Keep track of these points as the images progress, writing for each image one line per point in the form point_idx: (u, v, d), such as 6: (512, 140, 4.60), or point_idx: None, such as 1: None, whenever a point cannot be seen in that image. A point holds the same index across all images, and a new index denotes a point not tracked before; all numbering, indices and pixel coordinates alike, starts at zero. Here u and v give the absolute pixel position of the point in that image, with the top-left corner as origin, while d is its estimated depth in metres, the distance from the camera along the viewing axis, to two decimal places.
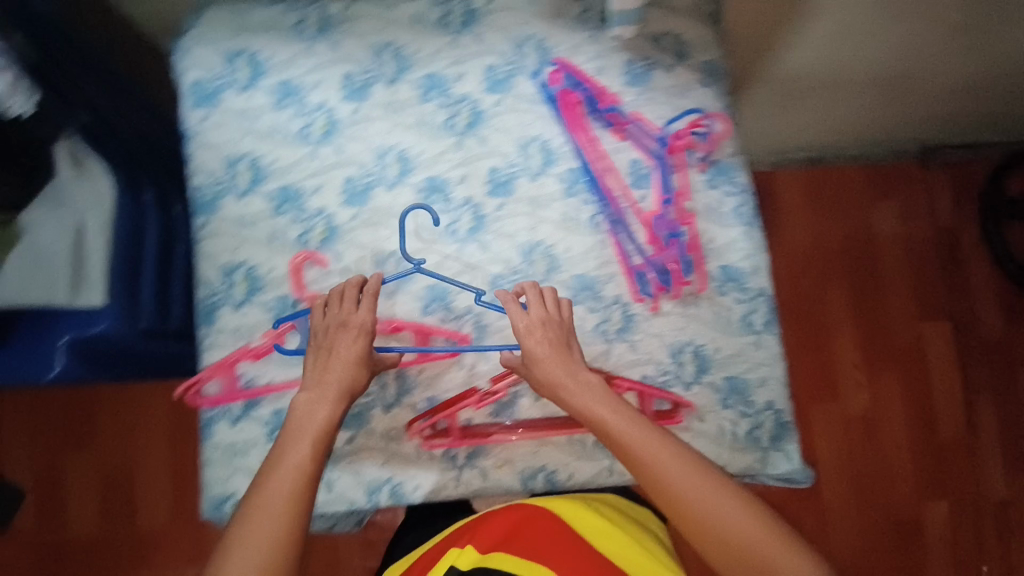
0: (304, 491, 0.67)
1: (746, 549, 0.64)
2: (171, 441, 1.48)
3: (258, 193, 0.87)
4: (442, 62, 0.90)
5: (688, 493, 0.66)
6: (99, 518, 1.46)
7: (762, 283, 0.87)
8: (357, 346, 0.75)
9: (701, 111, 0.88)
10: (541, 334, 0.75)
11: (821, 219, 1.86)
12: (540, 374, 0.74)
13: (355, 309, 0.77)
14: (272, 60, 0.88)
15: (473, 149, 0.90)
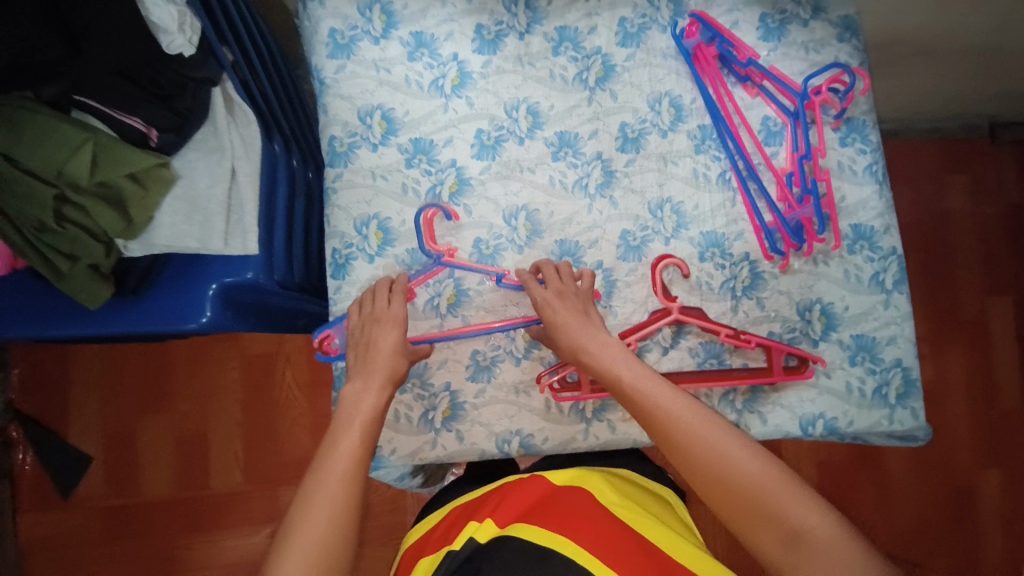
0: (364, 455, 0.69)
1: (770, 506, 0.62)
2: (243, 407, 1.50)
3: (391, 144, 0.87)
4: (574, 15, 0.91)
5: (707, 447, 0.66)
6: (173, 488, 1.48)
7: (893, 242, 0.87)
8: (394, 337, 0.76)
9: (845, 65, 0.87)
10: (560, 304, 0.78)
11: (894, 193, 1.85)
12: (559, 334, 0.77)
13: (388, 305, 0.78)
14: (406, 10, 0.89)
15: (604, 104, 0.90)
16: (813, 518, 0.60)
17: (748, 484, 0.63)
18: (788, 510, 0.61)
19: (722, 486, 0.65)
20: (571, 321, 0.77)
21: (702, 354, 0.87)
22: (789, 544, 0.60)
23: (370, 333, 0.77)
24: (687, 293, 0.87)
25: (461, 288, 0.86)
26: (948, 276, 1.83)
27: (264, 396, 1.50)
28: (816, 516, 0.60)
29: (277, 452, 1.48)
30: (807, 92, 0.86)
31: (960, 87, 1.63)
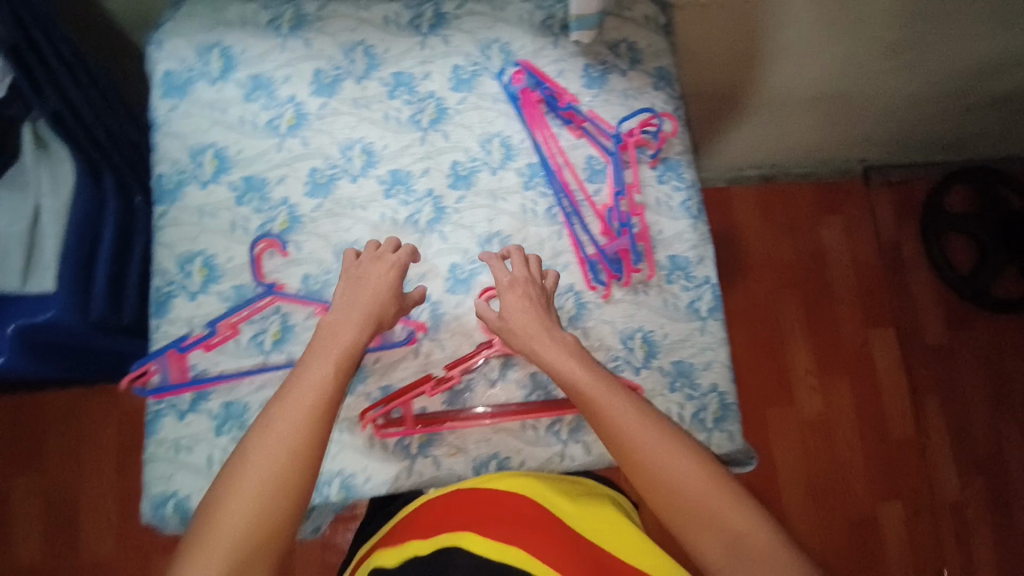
0: (329, 396, 0.65)
1: (711, 513, 0.64)
2: (117, 462, 1.42)
3: (222, 182, 0.89)
4: (410, 61, 0.95)
5: (648, 448, 0.67)
6: (41, 556, 1.38)
7: (706, 273, 0.93)
8: (388, 279, 0.75)
9: (652, 111, 0.95)
10: (522, 290, 0.79)
11: (765, 229, 2.03)
12: (514, 323, 0.77)
13: (392, 253, 0.77)
14: (245, 53, 0.92)
15: (437, 144, 0.94)
16: (743, 522, 0.63)
17: (684, 485, 0.65)
18: (721, 512, 0.64)
19: (666, 492, 0.66)
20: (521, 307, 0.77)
21: (529, 386, 0.89)
22: (729, 550, 0.62)
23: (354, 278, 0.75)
24: None
25: (287, 323, 0.86)
26: (829, 307, 1.98)
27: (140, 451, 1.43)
28: (747, 520, 0.63)
29: None
30: (619, 133, 0.93)
31: (805, 138, 1.84)
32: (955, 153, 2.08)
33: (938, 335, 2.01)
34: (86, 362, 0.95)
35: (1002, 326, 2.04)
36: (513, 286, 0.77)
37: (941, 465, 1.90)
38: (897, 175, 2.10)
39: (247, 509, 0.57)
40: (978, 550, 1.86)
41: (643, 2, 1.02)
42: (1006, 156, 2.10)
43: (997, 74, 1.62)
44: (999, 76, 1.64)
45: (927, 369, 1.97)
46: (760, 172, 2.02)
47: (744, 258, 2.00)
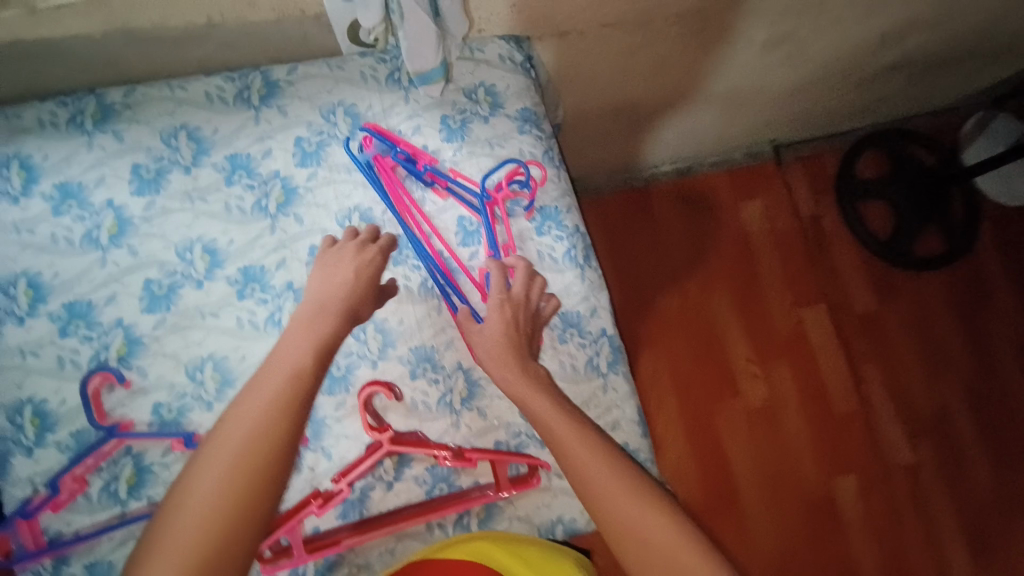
0: (271, 422, 0.60)
1: (669, 559, 0.68)
2: None
3: (40, 314, 0.78)
4: (245, 140, 0.85)
5: (617, 492, 0.70)
6: None
7: (601, 324, 0.89)
8: (368, 268, 0.76)
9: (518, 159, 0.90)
10: (504, 309, 0.79)
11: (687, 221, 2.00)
12: (490, 346, 0.77)
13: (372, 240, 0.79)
14: (48, 160, 0.80)
15: (290, 230, 0.84)
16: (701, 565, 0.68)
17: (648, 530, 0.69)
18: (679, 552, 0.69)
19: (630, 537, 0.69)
20: (503, 327, 0.78)
21: (430, 481, 0.82)
22: None
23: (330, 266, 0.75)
24: (402, 417, 0.82)
25: (143, 464, 0.77)
26: (761, 297, 1.97)
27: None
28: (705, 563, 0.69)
29: None
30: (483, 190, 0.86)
31: (709, 130, 1.80)
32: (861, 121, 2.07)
33: (868, 303, 2.03)
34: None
35: (927, 285, 2.07)
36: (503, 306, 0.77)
37: (889, 431, 1.94)
38: (808, 149, 2.11)
39: (191, 541, 0.54)
40: (935, 507, 1.91)
41: (494, 41, 0.96)
42: (913, 117, 2.11)
43: (888, 48, 1.57)
44: (891, 49, 1.57)
45: (863, 339, 2.00)
46: (674, 166, 1.99)
47: (671, 255, 1.97)
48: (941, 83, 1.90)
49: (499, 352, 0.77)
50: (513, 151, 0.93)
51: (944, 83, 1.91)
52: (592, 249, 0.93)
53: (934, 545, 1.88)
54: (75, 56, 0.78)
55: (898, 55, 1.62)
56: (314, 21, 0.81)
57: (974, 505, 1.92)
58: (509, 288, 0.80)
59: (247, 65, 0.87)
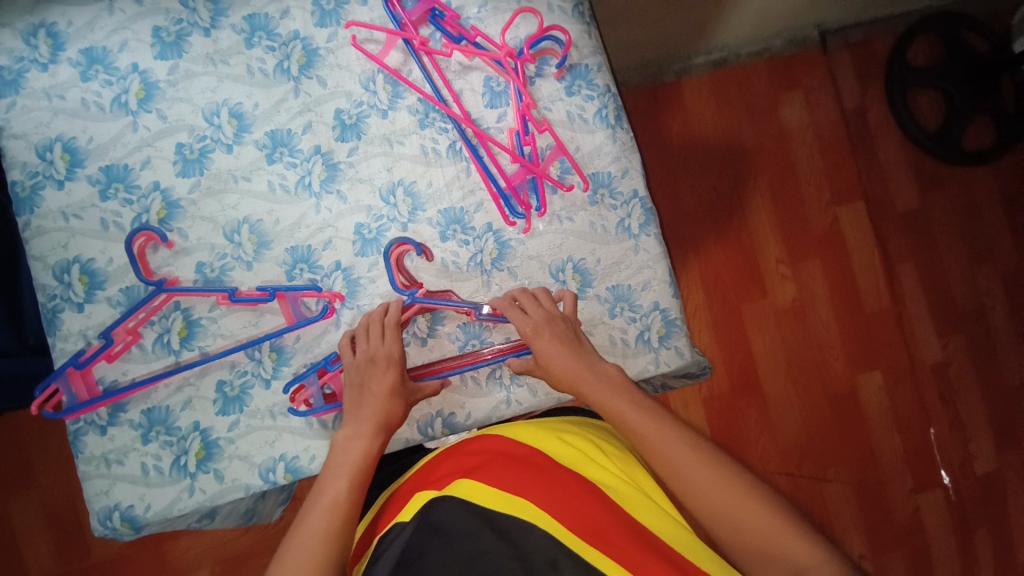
0: (368, 457, 0.73)
1: (777, 551, 0.64)
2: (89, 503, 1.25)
3: (79, 178, 0.79)
4: (262, 0, 0.83)
5: (690, 467, 0.69)
6: None
7: (632, 185, 0.87)
8: (389, 378, 0.75)
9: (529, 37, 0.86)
10: (548, 334, 0.76)
11: (723, 116, 1.90)
12: (555, 369, 0.76)
13: (382, 342, 0.77)
14: (71, 27, 0.80)
15: (313, 93, 0.84)
16: (797, 547, 0.64)
17: (731, 507, 0.67)
18: (762, 526, 0.65)
19: (728, 528, 0.67)
20: (560, 348, 0.76)
21: (462, 337, 0.85)
22: None
23: (357, 384, 0.75)
24: (434, 277, 0.84)
25: (191, 318, 0.80)
26: (798, 195, 1.90)
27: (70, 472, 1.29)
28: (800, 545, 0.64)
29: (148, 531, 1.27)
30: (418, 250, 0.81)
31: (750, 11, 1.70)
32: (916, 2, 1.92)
33: (912, 200, 1.94)
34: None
35: (975, 179, 1.97)
36: (539, 335, 0.75)
37: (921, 330, 1.91)
38: (859, 34, 1.96)
39: (315, 545, 0.66)
40: (965, 406, 1.92)
41: None
42: None
43: None
44: None
45: (902, 237, 1.93)
46: (710, 57, 1.87)
47: (704, 152, 1.89)
48: None
49: (573, 368, 0.75)
50: (542, 6, 0.87)
51: None
52: (624, 110, 0.89)
53: (960, 437, 1.90)
54: None
55: None
56: None
57: (1003, 401, 1.93)
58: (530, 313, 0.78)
59: None
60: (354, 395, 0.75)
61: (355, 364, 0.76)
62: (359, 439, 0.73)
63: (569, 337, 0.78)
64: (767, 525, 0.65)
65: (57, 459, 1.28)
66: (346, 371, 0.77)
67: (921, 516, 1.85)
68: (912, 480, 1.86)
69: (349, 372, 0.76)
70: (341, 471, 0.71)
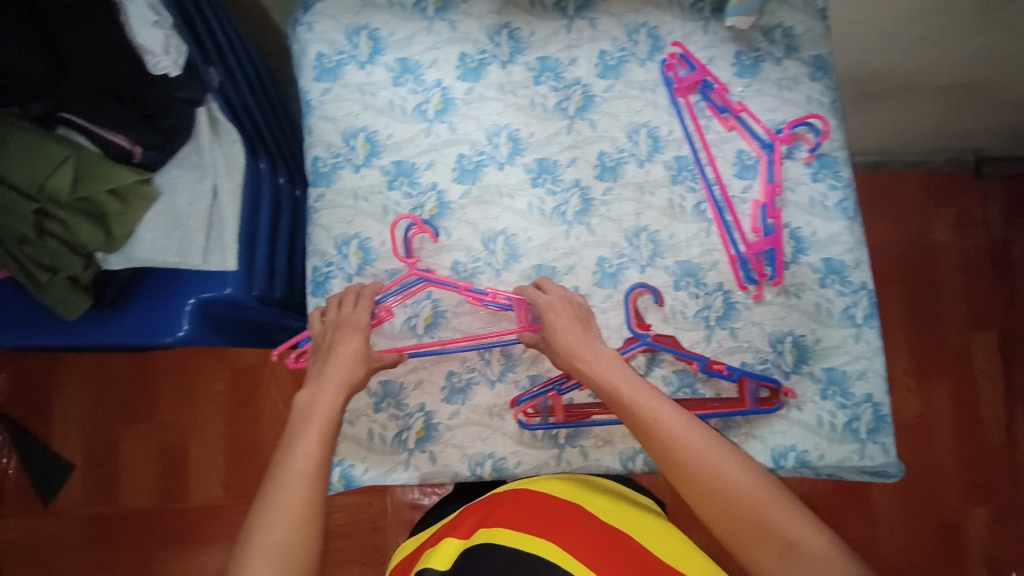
0: (321, 459, 0.70)
1: (767, 526, 0.64)
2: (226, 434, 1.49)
3: (373, 166, 0.89)
4: (555, 46, 0.94)
5: (698, 460, 0.68)
6: (153, 496, 1.49)
7: (863, 278, 0.89)
8: (354, 346, 0.78)
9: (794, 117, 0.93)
10: (562, 311, 0.79)
11: (876, 219, 1.89)
12: (562, 341, 0.77)
13: (352, 310, 0.80)
14: (393, 37, 0.92)
15: (584, 133, 0.92)
16: (798, 530, 0.63)
17: (717, 485, 0.66)
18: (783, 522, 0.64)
19: (719, 505, 0.66)
20: (570, 325, 0.78)
21: (675, 383, 0.88)
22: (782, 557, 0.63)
23: (324, 349, 0.78)
24: (661, 321, 0.88)
25: (438, 309, 0.88)
26: (932, 310, 1.86)
27: (251, 413, 1.50)
28: (798, 531, 0.63)
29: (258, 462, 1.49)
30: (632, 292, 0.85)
31: (929, 126, 1.70)
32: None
33: None
34: (249, 336, 0.96)
35: None
36: (551, 310, 0.78)
37: None
38: (1013, 169, 1.92)
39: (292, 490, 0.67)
40: None
41: None
42: None
43: None
44: None
45: None
46: (866, 157, 1.88)
47: None
48: None
49: (576, 339, 0.77)
50: (802, 96, 0.94)
51: None
52: None
53: None
54: None
55: None
56: None
57: None
58: (544, 297, 0.80)
59: None
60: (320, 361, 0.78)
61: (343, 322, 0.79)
62: (314, 441, 0.71)
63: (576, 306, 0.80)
64: (787, 522, 0.64)
65: (207, 376, 1.51)
66: (313, 340, 0.79)
67: None
68: None
69: (316, 339, 0.79)
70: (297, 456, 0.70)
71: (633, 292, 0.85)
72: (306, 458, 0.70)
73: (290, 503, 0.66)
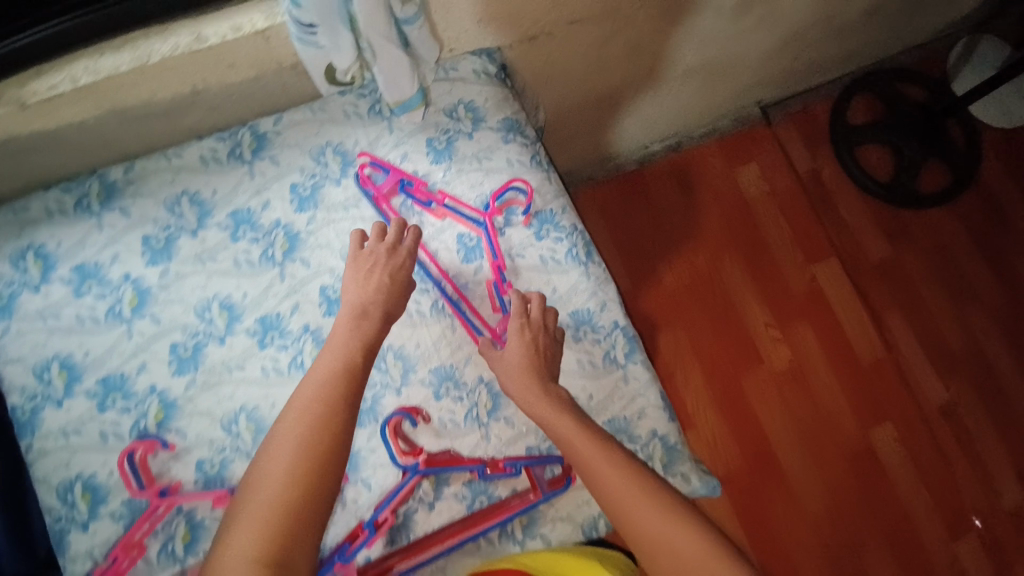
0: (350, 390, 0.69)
1: None
2: None
3: (77, 393, 0.81)
4: (244, 196, 0.88)
5: (653, 514, 0.69)
6: None
7: (612, 317, 0.89)
8: (399, 270, 0.79)
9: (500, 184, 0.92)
10: (523, 335, 0.81)
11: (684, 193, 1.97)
12: (510, 369, 0.80)
13: (399, 237, 0.81)
14: (61, 247, 0.84)
15: (299, 275, 0.87)
16: None
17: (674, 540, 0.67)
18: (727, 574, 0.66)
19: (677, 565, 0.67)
20: (522, 351, 0.80)
21: (469, 496, 0.85)
22: None
23: (365, 268, 0.79)
24: (434, 438, 0.84)
25: (194, 522, 0.80)
26: (771, 258, 1.94)
27: None
28: None
29: None
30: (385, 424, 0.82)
31: (698, 102, 1.79)
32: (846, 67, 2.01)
33: (881, 249, 1.97)
34: None
35: (937, 220, 2.00)
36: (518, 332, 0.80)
37: (920, 373, 1.88)
38: (797, 105, 2.06)
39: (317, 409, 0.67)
40: (982, 444, 1.84)
41: (466, 58, 0.95)
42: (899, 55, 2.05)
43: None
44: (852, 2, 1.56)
45: (880, 285, 1.94)
46: (665, 143, 1.97)
47: (669, 230, 1.95)
48: (914, 25, 1.90)
49: (523, 381, 0.79)
50: (502, 163, 0.93)
51: (912, 29, 1.93)
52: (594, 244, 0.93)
53: (992, 483, 1.80)
54: (77, 144, 0.83)
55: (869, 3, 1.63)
56: (291, 70, 0.82)
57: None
58: (528, 312, 0.83)
59: (233, 122, 0.90)
60: (368, 279, 0.78)
61: (373, 251, 0.80)
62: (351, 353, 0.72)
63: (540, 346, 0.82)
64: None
65: None
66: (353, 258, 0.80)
67: (960, 566, 1.73)
68: (946, 528, 1.75)
69: (359, 258, 0.80)
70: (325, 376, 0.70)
71: (387, 421, 0.81)
72: (338, 375, 0.70)
73: (274, 496, 0.61)
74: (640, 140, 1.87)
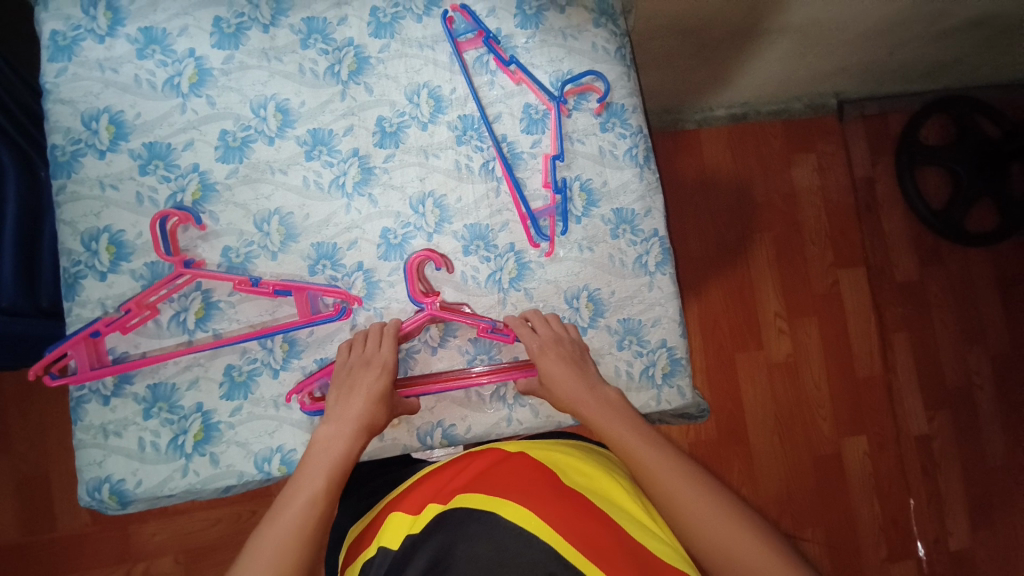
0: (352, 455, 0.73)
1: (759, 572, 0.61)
2: (18, 490, 1.25)
3: (121, 150, 0.82)
4: (322, 6, 0.87)
5: (695, 501, 0.66)
6: None
7: (653, 225, 0.90)
8: (380, 382, 0.77)
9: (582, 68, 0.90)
10: (554, 352, 0.80)
11: (728, 161, 1.80)
12: (559, 392, 0.78)
13: (378, 348, 0.79)
14: (132, 4, 0.83)
15: (359, 98, 0.86)
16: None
17: (724, 531, 0.64)
18: (748, 544, 0.63)
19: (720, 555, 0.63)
20: (564, 367, 0.78)
21: (471, 352, 0.87)
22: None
23: (347, 385, 0.77)
24: (452, 291, 0.86)
25: (210, 301, 0.84)
26: (801, 251, 1.82)
27: (55, 465, 1.27)
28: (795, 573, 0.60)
29: (56, 515, 1.25)
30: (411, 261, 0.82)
31: (785, 76, 1.63)
32: (954, 81, 1.84)
33: (909, 272, 1.86)
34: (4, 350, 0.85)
35: (975, 261, 1.89)
36: (545, 354, 0.79)
37: (909, 402, 1.82)
38: (875, 108, 1.87)
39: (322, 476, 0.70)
40: (945, 483, 1.80)
41: None
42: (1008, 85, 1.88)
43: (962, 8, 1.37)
44: (961, 10, 1.38)
45: (899, 308, 1.85)
46: (731, 111, 1.79)
47: (710, 192, 1.79)
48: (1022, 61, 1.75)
49: (575, 391, 0.77)
50: (586, 44, 0.91)
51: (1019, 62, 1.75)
52: (653, 152, 0.92)
53: (943, 524, 1.78)
54: None
55: (978, 18, 1.44)
56: None
57: (990, 497, 1.81)
58: (539, 333, 0.81)
59: None
60: (348, 376, 0.78)
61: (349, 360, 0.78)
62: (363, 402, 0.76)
63: (577, 358, 0.81)
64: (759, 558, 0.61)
65: None
66: (337, 373, 0.79)
67: None
68: (887, 549, 1.74)
69: (339, 374, 0.78)
70: (333, 443, 0.74)
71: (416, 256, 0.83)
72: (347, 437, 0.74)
73: (279, 540, 0.64)
74: (708, 98, 1.70)
